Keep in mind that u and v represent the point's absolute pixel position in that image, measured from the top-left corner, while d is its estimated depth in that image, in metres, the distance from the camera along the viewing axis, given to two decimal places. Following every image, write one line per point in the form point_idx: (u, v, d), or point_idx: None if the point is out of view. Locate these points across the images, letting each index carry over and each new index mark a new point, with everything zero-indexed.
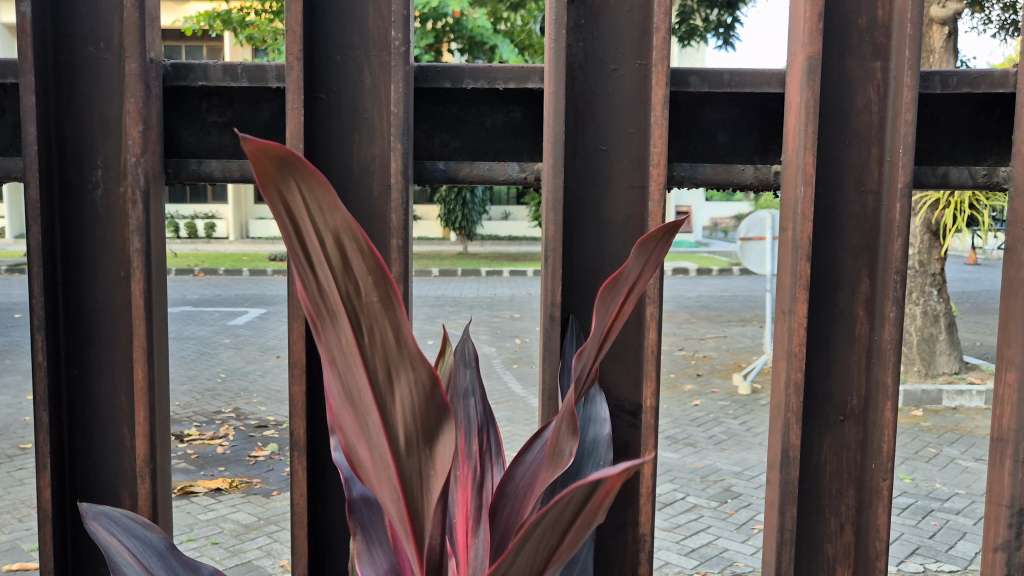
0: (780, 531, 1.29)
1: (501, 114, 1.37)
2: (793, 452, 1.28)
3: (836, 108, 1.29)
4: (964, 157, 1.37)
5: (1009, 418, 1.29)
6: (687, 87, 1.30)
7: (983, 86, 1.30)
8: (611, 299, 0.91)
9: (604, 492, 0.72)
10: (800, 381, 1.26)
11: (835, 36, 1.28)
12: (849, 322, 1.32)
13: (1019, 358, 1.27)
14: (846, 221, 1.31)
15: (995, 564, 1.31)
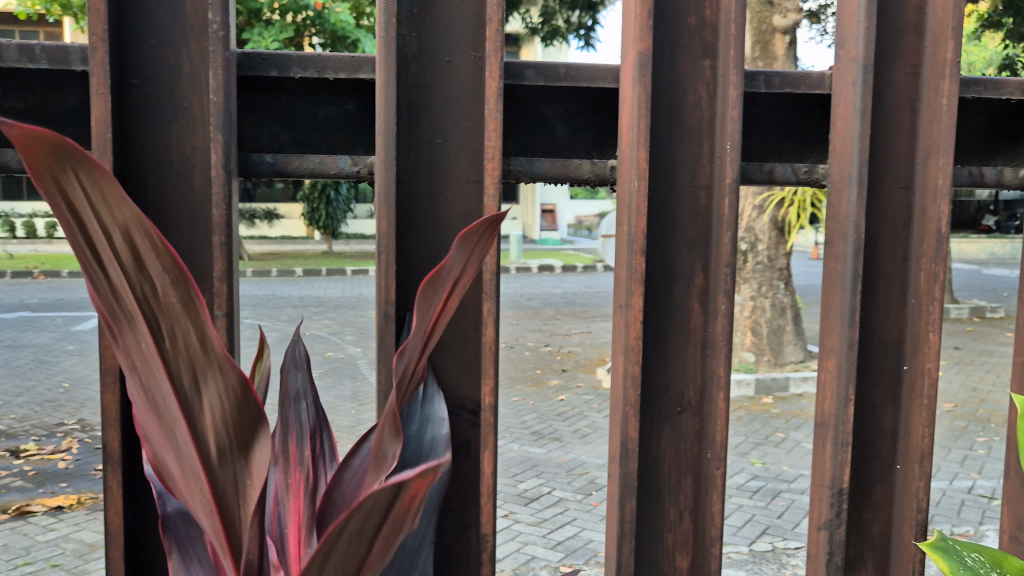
0: (621, 524, 1.30)
1: (334, 106, 1.32)
2: (632, 445, 1.29)
3: (667, 105, 1.31)
4: (788, 154, 1.44)
5: (830, 404, 1.35)
6: (522, 81, 1.29)
7: (802, 87, 1.36)
8: (433, 293, 0.93)
9: (407, 499, 0.77)
10: (637, 374, 1.27)
11: (665, 34, 1.30)
12: (684, 316, 1.35)
13: (838, 346, 1.33)
14: (680, 216, 1.33)
15: (820, 543, 1.37)
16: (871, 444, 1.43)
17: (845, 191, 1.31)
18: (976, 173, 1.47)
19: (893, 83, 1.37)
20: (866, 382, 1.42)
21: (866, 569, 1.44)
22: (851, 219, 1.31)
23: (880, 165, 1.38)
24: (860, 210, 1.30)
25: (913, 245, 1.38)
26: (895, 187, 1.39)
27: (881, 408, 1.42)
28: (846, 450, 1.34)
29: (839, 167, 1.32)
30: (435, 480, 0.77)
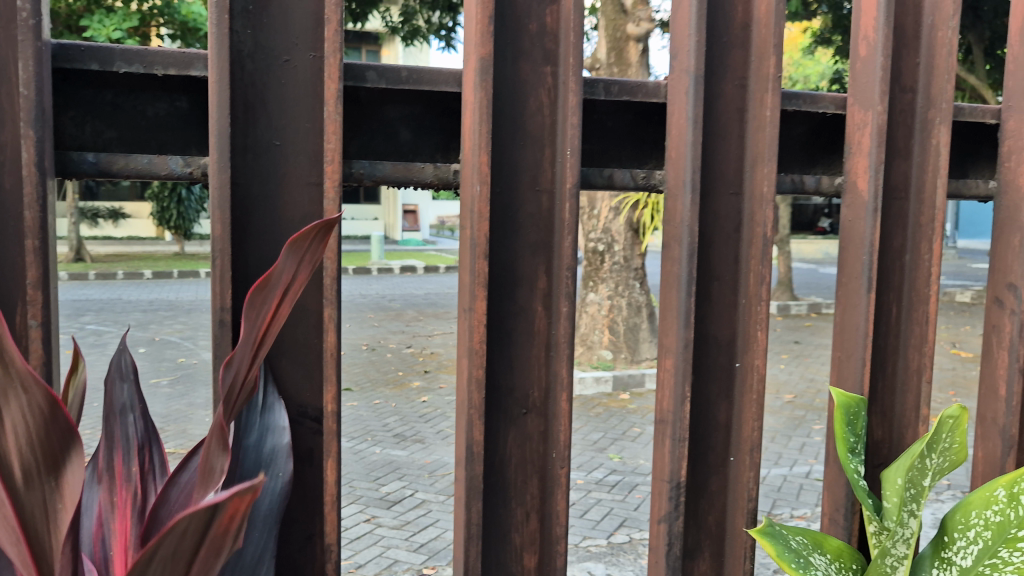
0: (467, 526, 1.31)
1: (165, 103, 1.25)
2: (477, 448, 1.30)
3: (509, 110, 1.33)
4: (628, 161, 1.49)
5: (667, 401, 1.40)
6: (364, 83, 1.26)
7: (639, 96, 1.41)
8: (261, 302, 0.92)
9: (226, 517, 0.78)
10: (482, 377, 1.29)
11: (506, 40, 1.31)
12: (528, 318, 1.37)
13: (674, 345, 1.39)
14: (522, 220, 1.35)
15: (659, 534, 1.43)
16: (706, 438, 1.50)
17: (680, 197, 1.37)
18: (798, 181, 1.59)
19: (723, 94, 1.44)
20: (701, 379, 1.49)
21: (703, 557, 1.52)
22: (685, 224, 1.36)
23: (711, 172, 1.45)
24: (693, 215, 1.36)
25: (743, 248, 1.46)
26: (726, 193, 1.46)
27: (715, 403, 1.49)
28: (683, 445, 1.40)
29: (674, 173, 1.37)
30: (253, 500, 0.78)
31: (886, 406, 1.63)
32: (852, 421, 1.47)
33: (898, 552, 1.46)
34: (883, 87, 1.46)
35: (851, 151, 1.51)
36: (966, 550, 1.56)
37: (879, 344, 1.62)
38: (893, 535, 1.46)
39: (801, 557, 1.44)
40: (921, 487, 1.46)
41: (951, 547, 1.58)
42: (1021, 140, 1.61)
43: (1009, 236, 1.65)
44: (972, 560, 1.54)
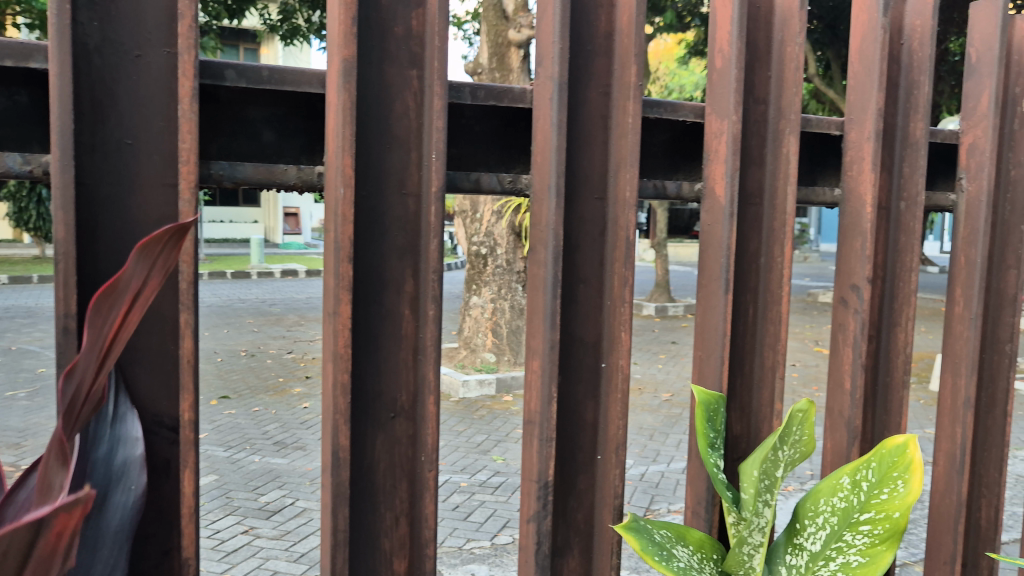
0: (333, 533, 1.29)
1: (2, 96, 1.18)
2: (343, 453, 1.28)
3: (374, 112, 1.32)
4: (495, 165, 1.51)
5: (534, 402, 1.43)
6: (222, 82, 1.23)
7: (505, 100, 1.42)
8: (108, 309, 0.88)
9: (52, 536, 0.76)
10: (347, 382, 1.27)
11: (371, 42, 1.31)
12: (395, 321, 1.36)
13: (541, 347, 1.42)
14: (389, 223, 1.34)
15: (529, 534, 1.45)
16: (575, 437, 1.53)
17: (545, 201, 1.39)
18: (660, 186, 1.63)
19: (587, 101, 1.48)
20: (569, 380, 1.52)
21: (573, 554, 1.55)
22: (550, 228, 1.39)
23: (576, 177, 1.48)
24: (558, 219, 1.39)
25: (608, 251, 1.50)
26: (590, 198, 1.50)
27: (583, 402, 1.52)
28: (550, 445, 1.43)
29: (539, 178, 1.40)
30: (82, 518, 0.76)
31: (744, 402, 1.71)
32: (712, 417, 1.53)
33: (754, 541, 1.53)
34: (737, 98, 1.53)
35: (709, 159, 1.58)
36: (815, 535, 1.65)
37: (737, 343, 1.70)
38: (749, 525, 1.53)
39: (664, 549, 1.50)
40: (775, 478, 1.53)
41: (802, 534, 1.67)
42: (862, 150, 1.74)
43: (853, 241, 1.76)
44: (820, 545, 1.64)
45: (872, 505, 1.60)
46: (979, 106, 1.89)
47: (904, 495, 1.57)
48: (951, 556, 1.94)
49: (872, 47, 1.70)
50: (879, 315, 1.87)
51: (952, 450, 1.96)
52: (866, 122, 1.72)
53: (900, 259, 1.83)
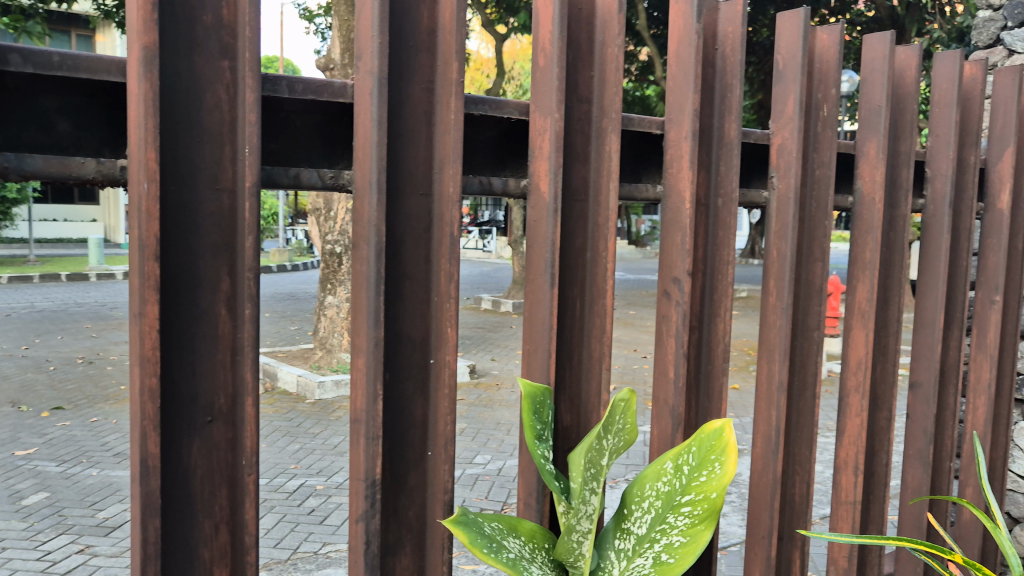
0: (143, 546, 1.22)
1: None
2: (152, 461, 1.22)
3: (183, 104, 1.26)
4: (317, 160, 1.47)
5: (360, 400, 1.41)
6: (6, 66, 1.13)
7: (325, 95, 1.39)
8: None
9: None
10: (155, 386, 1.21)
11: (178, 30, 1.25)
12: (210, 322, 1.31)
13: (365, 345, 1.40)
14: (202, 219, 1.29)
15: (358, 534, 1.43)
16: (404, 434, 1.52)
17: (367, 197, 1.38)
18: (486, 182, 1.67)
19: (409, 97, 1.47)
20: (396, 378, 1.51)
21: (405, 552, 1.54)
22: (372, 225, 1.38)
23: (399, 173, 1.47)
24: (380, 216, 1.38)
25: (433, 247, 1.51)
26: (415, 193, 1.49)
27: (411, 400, 1.52)
28: (377, 443, 1.42)
29: (361, 173, 1.38)
30: None
31: (573, 393, 1.75)
32: (539, 410, 1.57)
33: (582, 528, 1.57)
34: (560, 96, 1.57)
35: (533, 155, 1.61)
36: (641, 519, 1.72)
37: (566, 336, 1.74)
38: (577, 513, 1.57)
39: (494, 541, 1.51)
40: (600, 466, 1.58)
41: (629, 519, 1.73)
42: (681, 148, 1.82)
43: (673, 236, 1.84)
44: (646, 528, 1.70)
45: (693, 488, 1.68)
46: (787, 109, 2.02)
47: (721, 476, 1.66)
48: (768, 530, 2.08)
49: (688, 50, 1.78)
50: (700, 306, 1.96)
51: (768, 432, 2.10)
52: (683, 122, 1.80)
53: (718, 253, 1.93)
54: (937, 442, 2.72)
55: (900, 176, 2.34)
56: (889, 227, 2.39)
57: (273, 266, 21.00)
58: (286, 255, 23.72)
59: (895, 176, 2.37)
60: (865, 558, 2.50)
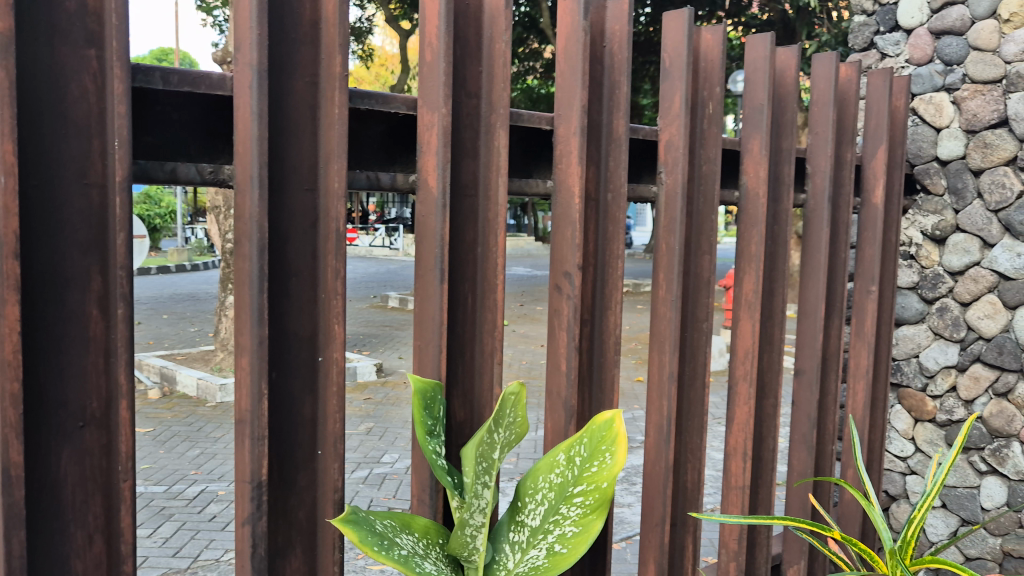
0: (6, 560, 1.16)
1: None
2: (16, 470, 1.16)
3: (46, 95, 1.20)
4: (197, 155, 1.43)
5: (244, 400, 1.38)
6: None
7: (203, 87, 1.34)
8: None
9: None
10: (17, 392, 1.15)
11: (39, 17, 1.19)
12: (81, 323, 1.25)
13: (249, 343, 1.37)
14: (68, 216, 1.23)
15: (243, 537, 1.40)
16: (292, 434, 1.50)
17: (248, 192, 1.34)
18: (374, 177, 1.65)
19: (292, 91, 1.44)
20: (282, 377, 1.48)
21: (294, 555, 1.51)
22: (254, 221, 1.34)
23: (283, 168, 1.44)
24: (262, 212, 1.35)
25: (320, 243, 1.48)
26: (300, 189, 1.46)
27: (299, 399, 1.50)
28: (262, 444, 1.38)
29: (241, 168, 1.35)
30: None
31: (466, 388, 1.76)
32: (429, 405, 1.57)
33: (475, 522, 1.59)
34: (447, 92, 1.57)
35: (421, 151, 1.60)
36: (534, 511, 1.73)
37: (457, 331, 1.74)
38: (470, 507, 1.58)
39: (385, 538, 1.49)
40: (492, 460, 1.59)
41: (523, 511, 1.74)
42: (569, 144, 1.85)
43: (563, 230, 1.87)
44: (540, 520, 1.72)
45: (584, 478, 1.70)
46: (673, 107, 2.07)
47: (611, 466, 1.69)
48: (661, 517, 2.14)
49: (575, 47, 1.82)
50: (592, 299, 1.99)
51: (660, 422, 2.15)
52: (572, 118, 1.83)
53: (609, 247, 1.96)
54: (820, 426, 2.85)
55: (782, 173, 2.44)
56: (773, 221, 2.49)
57: (171, 265, 20.28)
58: (184, 254, 22.94)
59: (778, 172, 2.46)
60: (754, 541, 2.59)
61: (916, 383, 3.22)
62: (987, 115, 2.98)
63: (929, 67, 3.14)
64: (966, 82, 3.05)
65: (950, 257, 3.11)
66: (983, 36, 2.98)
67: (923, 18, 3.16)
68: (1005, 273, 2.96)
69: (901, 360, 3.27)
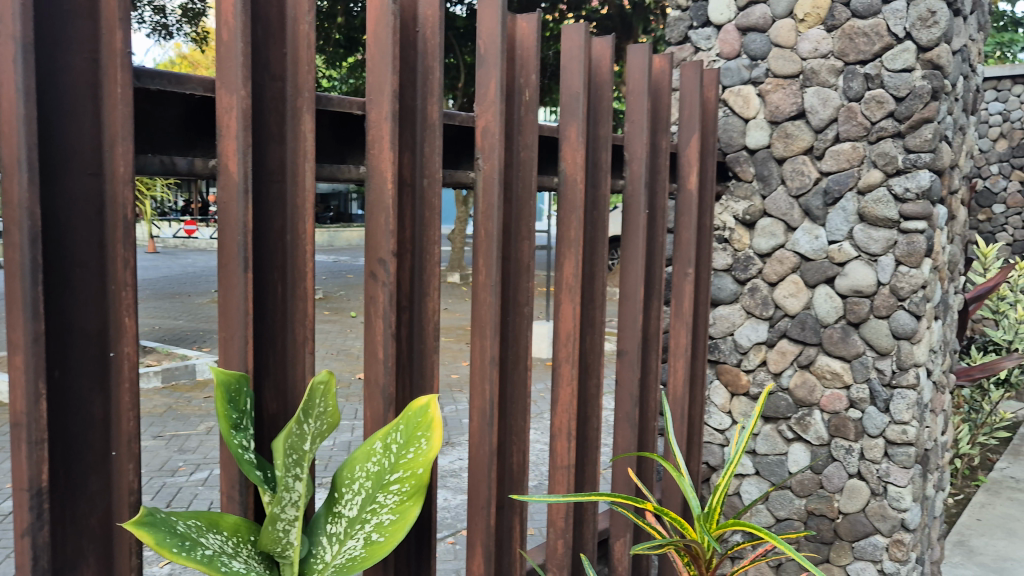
0: None
1: None
2: None
3: None
4: None
5: (19, 401, 1.28)
6: None
7: None
8: None
9: None
10: None
11: None
12: None
13: (23, 341, 1.27)
14: None
15: (23, 550, 1.29)
16: (80, 436, 1.40)
17: (15, 176, 1.24)
18: (168, 162, 1.56)
19: (70, 67, 1.34)
20: (66, 376, 1.38)
21: (87, 564, 1.42)
22: (24, 208, 1.24)
23: (59, 151, 1.34)
24: (33, 197, 1.25)
25: (107, 231, 1.39)
26: (82, 173, 1.37)
27: (88, 399, 1.40)
28: (42, 447, 1.29)
29: (8, 150, 1.24)
30: None
31: (278, 380, 1.71)
32: (234, 398, 1.51)
33: (287, 516, 1.55)
34: (245, 73, 1.51)
35: (220, 135, 1.53)
36: (351, 501, 1.71)
37: (267, 321, 1.69)
38: (281, 501, 1.54)
39: (187, 539, 1.42)
40: (302, 452, 1.56)
41: (340, 502, 1.72)
42: (381, 130, 1.83)
43: (377, 217, 1.86)
44: (357, 510, 1.71)
45: (401, 465, 1.70)
46: (488, 94, 2.09)
47: (427, 452, 1.70)
48: (486, 500, 2.17)
49: (385, 31, 1.80)
50: (410, 286, 1.99)
51: (483, 406, 2.18)
52: (383, 104, 1.82)
53: (426, 234, 1.97)
54: (643, 404, 2.96)
55: (599, 160, 2.52)
56: (592, 207, 2.56)
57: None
58: None
59: (596, 159, 2.53)
60: (581, 517, 2.66)
61: (731, 359, 3.40)
62: (787, 107, 3.19)
63: (737, 61, 3.30)
64: (769, 76, 3.24)
65: (759, 240, 3.30)
66: (782, 34, 3.19)
67: (731, 15, 3.32)
68: (805, 254, 3.20)
69: (718, 338, 3.43)
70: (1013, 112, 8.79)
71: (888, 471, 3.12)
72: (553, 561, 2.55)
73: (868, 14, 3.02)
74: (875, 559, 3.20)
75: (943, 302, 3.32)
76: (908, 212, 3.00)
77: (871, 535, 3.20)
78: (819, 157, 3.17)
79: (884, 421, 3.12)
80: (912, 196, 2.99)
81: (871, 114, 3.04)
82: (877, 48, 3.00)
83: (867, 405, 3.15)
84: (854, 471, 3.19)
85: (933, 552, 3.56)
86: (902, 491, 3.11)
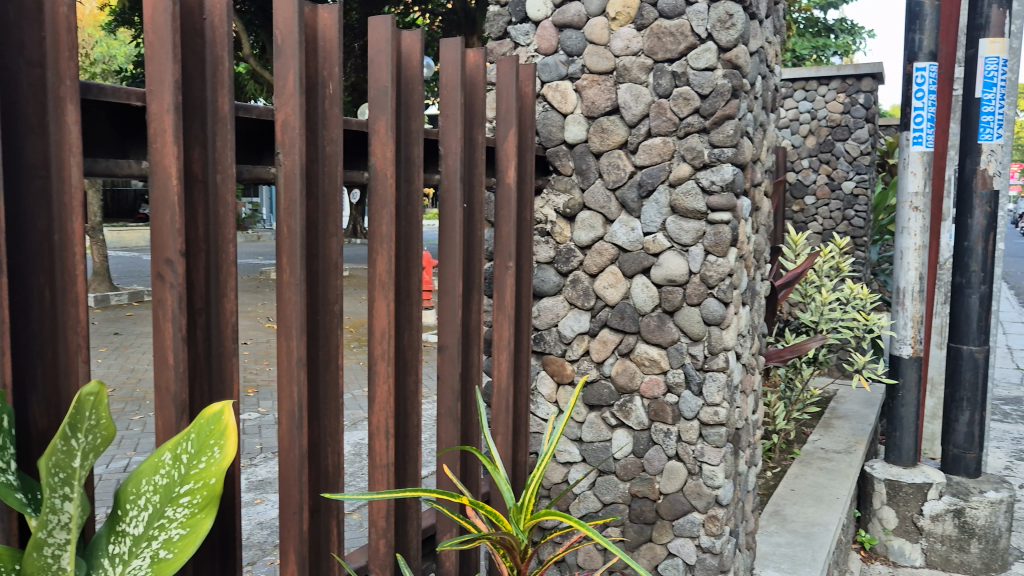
0: None
1: None
2: None
3: None
4: None
5: None
6: None
7: None
8: None
9: None
10: None
11: None
12: None
13: None
14: None
15: None
16: None
17: None
18: None
19: None
20: None
21: None
22: None
23: None
24: None
25: None
26: None
27: None
28: None
29: None
30: None
31: (50, 393, 1.57)
32: None
33: (57, 540, 1.43)
34: None
35: None
36: (136, 518, 1.60)
37: (32, 329, 1.55)
38: (49, 525, 1.42)
39: None
40: (71, 470, 1.43)
41: (123, 520, 1.60)
42: (163, 123, 1.72)
43: (162, 215, 1.75)
44: (142, 527, 1.60)
45: (191, 477, 1.61)
46: (287, 86, 2.02)
47: (219, 460, 1.61)
48: (298, 505, 2.10)
49: (163, 18, 1.70)
50: (206, 286, 1.89)
51: (292, 408, 2.10)
52: (164, 94, 1.71)
53: (220, 232, 1.87)
54: (467, 398, 2.96)
55: (411, 155, 2.48)
56: (407, 202, 2.53)
57: None
58: None
59: (409, 154, 2.50)
60: (405, 515, 2.63)
61: (557, 350, 3.47)
62: (602, 103, 3.28)
63: (554, 57, 3.36)
64: (584, 72, 3.32)
65: (579, 233, 3.37)
66: (596, 32, 3.27)
67: (548, 12, 3.38)
68: (623, 245, 3.30)
69: (543, 329, 3.49)
70: (820, 109, 9.46)
71: (702, 451, 3.27)
72: (375, 561, 2.50)
73: (674, 15, 3.14)
74: (692, 535, 3.35)
75: (749, 289, 3.52)
76: (714, 204, 3.14)
77: (689, 513, 3.34)
78: (633, 151, 3.27)
79: (698, 404, 3.26)
80: (717, 188, 3.13)
81: (679, 110, 3.17)
82: (682, 47, 3.13)
83: (682, 389, 3.28)
84: (672, 453, 3.33)
85: (747, 523, 3.78)
86: (715, 470, 3.26)
